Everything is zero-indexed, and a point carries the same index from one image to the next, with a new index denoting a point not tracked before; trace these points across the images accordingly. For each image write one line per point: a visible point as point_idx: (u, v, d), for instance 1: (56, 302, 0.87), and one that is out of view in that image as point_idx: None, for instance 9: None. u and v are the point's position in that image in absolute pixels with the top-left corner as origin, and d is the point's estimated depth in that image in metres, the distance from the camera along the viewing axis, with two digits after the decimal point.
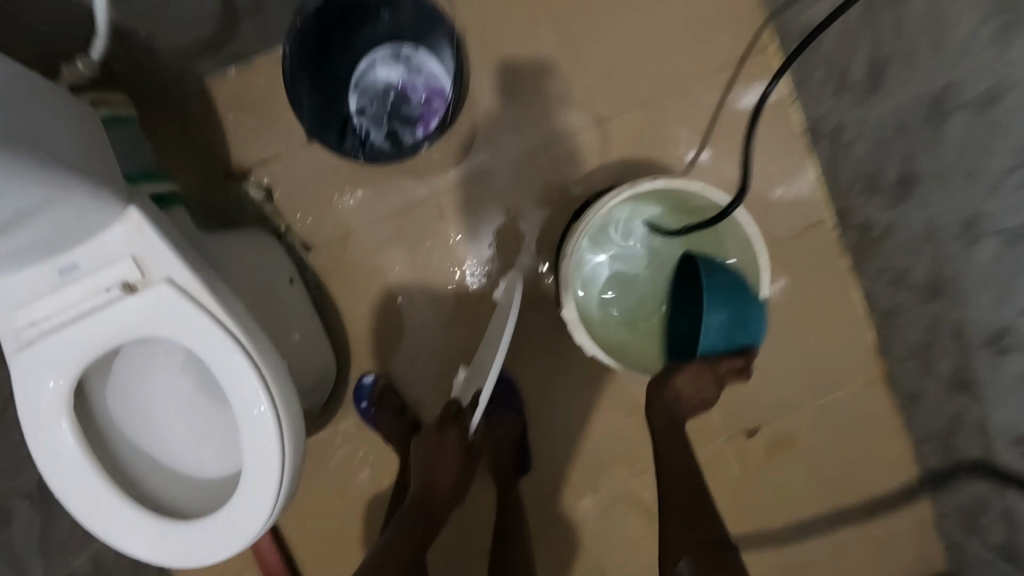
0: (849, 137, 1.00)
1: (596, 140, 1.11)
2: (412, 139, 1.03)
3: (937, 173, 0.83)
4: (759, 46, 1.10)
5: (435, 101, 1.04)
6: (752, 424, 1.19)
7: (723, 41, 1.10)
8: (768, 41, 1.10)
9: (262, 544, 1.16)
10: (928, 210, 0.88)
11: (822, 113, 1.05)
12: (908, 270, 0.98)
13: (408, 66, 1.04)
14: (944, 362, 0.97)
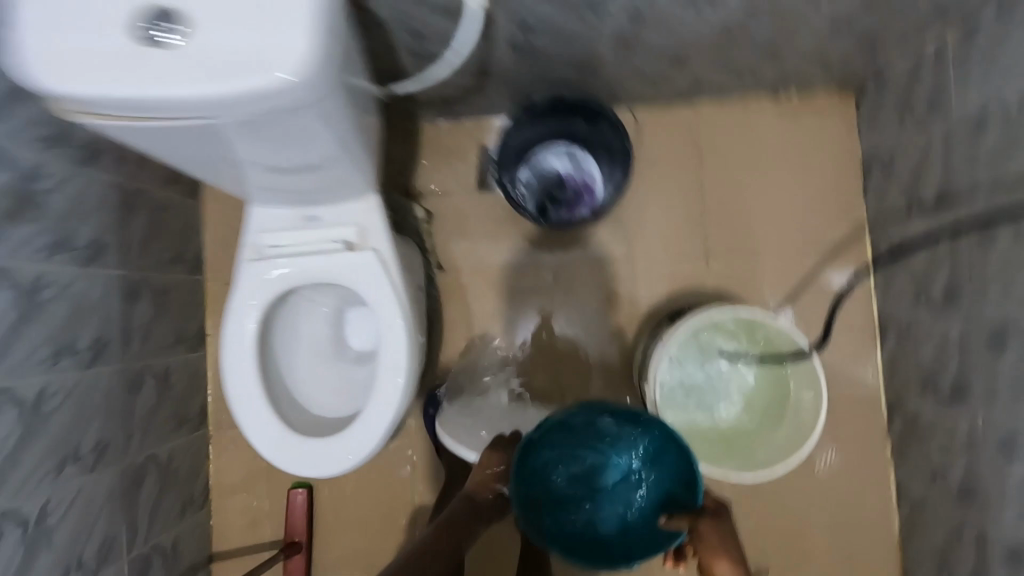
0: (915, 342, 1.17)
1: (701, 270, 1.33)
2: (557, 216, 1.27)
3: (986, 395, 0.98)
4: (857, 243, 1.30)
5: (585, 196, 1.29)
6: (761, 564, 1.25)
7: (827, 228, 1.31)
8: (865, 241, 1.30)
9: (300, 503, 1.30)
10: (972, 427, 1.01)
11: (895, 312, 1.22)
12: (945, 469, 1.08)
13: (577, 160, 1.30)
14: (959, 569, 1.04)
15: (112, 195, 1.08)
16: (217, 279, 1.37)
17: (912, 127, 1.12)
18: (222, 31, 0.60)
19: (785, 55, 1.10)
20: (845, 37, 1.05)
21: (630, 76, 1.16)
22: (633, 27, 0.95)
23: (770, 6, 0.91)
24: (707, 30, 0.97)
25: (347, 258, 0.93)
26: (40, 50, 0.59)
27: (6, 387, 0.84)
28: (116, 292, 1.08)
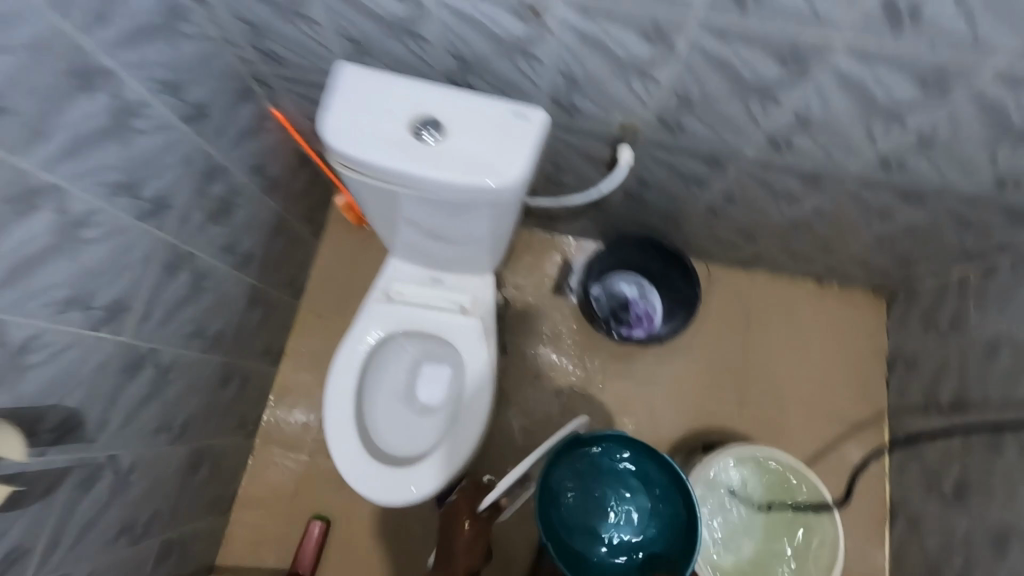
0: (926, 531, 1.25)
1: (734, 414, 1.46)
2: (618, 333, 1.44)
3: None
4: (877, 426, 1.44)
5: (645, 322, 1.47)
6: None
7: (851, 406, 1.46)
8: (884, 426, 1.44)
9: (314, 537, 1.34)
10: None
11: (906, 499, 1.32)
12: None
13: (644, 290, 1.49)
14: None
15: (271, 222, 1.30)
16: (309, 309, 1.54)
17: (935, 339, 1.32)
18: (467, 139, 0.80)
19: (836, 255, 1.33)
20: (886, 252, 1.28)
21: (705, 237, 1.40)
22: (725, 203, 1.19)
23: (832, 215, 1.15)
24: (781, 220, 1.21)
25: (456, 319, 1.11)
26: (333, 122, 0.80)
27: (156, 352, 0.98)
28: (245, 299, 1.25)
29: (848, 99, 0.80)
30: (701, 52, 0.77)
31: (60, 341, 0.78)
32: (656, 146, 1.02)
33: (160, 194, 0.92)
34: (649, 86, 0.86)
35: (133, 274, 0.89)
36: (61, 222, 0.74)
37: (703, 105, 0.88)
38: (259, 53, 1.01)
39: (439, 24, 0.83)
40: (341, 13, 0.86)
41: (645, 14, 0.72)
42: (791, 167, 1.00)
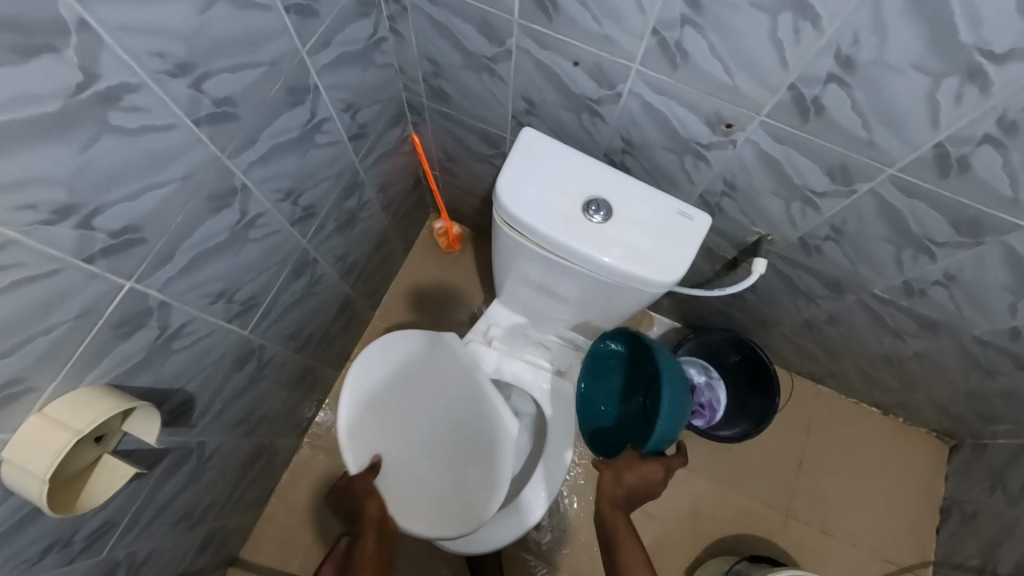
0: None
1: (778, 528, 1.44)
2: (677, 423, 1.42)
3: None
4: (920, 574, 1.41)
5: (707, 412, 1.44)
6: None
7: (898, 547, 1.43)
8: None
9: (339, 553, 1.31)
10: None
11: None
12: None
13: (712, 383, 1.44)
14: None
15: (378, 236, 1.32)
16: (381, 323, 1.55)
17: (1002, 503, 1.29)
18: (632, 230, 0.82)
19: (918, 394, 1.33)
20: (971, 405, 1.27)
21: (788, 346, 1.40)
22: (827, 323, 1.20)
23: (933, 361, 1.15)
24: (877, 351, 1.22)
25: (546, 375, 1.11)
26: (509, 182, 0.83)
27: (263, 347, 0.99)
28: (337, 306, 1.26)
29: (1008, 272, 0.81)
30: (876, 199, 0.79)
31: (201, 331, 0.79)
32: (785, 260, 1.03)
33: (312, 204, 0.94)
34: (809, 212, 0.88)
35: (270, 272, 0.91)
36: (237, 221, 0.77)
37: (854, 240, 0.90)
38: (427, 88, 1.05)
39: (626, 112, 0.86)
40: (530, 80, 0.89)
41: (840, 156, 0.74)
42: (916, 311, 1.01)
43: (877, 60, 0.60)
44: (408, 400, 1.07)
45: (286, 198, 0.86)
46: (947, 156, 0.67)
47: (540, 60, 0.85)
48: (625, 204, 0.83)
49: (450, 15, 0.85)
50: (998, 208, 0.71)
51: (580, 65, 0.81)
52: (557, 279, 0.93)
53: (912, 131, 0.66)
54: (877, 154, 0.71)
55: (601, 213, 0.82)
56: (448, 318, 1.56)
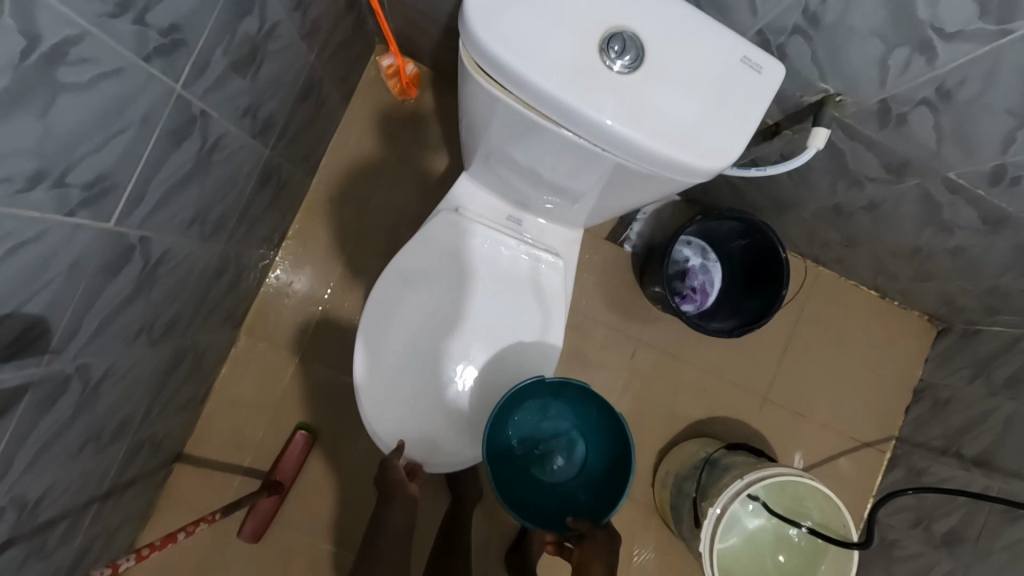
0: (898, 559, 1.31)
1: (754, 409, 1.42)
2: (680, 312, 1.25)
3: None
4: (881, 448, 1.45)
5: (698, 297, 1.30)
6: None
7: (866, 425, 1.45)
8: (887, 449, 1.45)
9: (296, 449, 1.19)
10: None
11: (884, 524, 1.38)
12: None
13: (706, 263, 1.31)
14: None
15: (301, 77, 0.97)
16: (323, 191, 1.26)
17: (982, 390, 1.27)
18: (672, 88, 0.55)
19: (932, 283, 1.20)
20: (986, 297, 1.16)
21: (801, 229, 1.22)
22: (862, 209, 1.00)
23: (974, 255, 0.99)
24: (909, 241, 1.04)
25: (531, 269, 0.91)
26: (484, 1, 0.52)
27: (146, 242, 0.73)
28: (256, 175, 0.96)
29: None
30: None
31: (17, 233, 0.52)
32: (844, 132, 0.79)
33: (176, 26, 0.61)
34: (915, 64, 0.61)
35: (125, 138, 0.61)
36: (21, 53, 0.45)
37: (960, 109, 0.65)
38: None
39: None
40: None
41: None
42: (989, 203, 0.81)
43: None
44: (400, 344, 0.88)
45: (121, 12, 0.53)
46: None
47: None
48: (663, 43, 0.55)
49: None
50: None
51: None
52: (549, 157, 0.66)
53: None
54: None
55: (628, 55, 0.53)
56: (405, 186, 1.27)
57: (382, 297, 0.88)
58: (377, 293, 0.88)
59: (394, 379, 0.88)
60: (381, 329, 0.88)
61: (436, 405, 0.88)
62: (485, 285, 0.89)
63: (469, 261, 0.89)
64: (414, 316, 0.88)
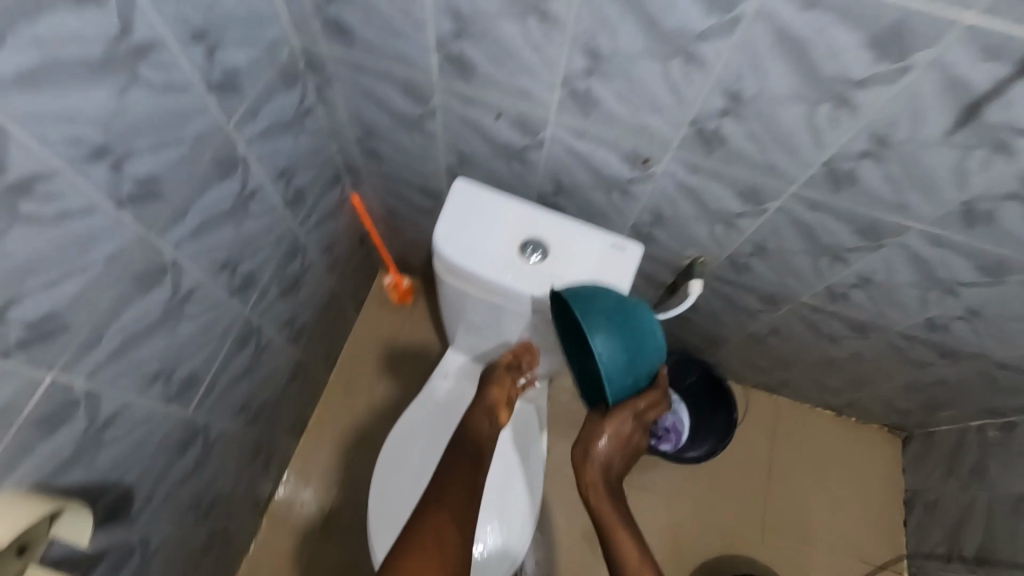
0: None
1: (757, 543, 1.46)
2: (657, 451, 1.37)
3: None
4: (895, 570, 1.44)
5: (672, 435, 1.42)
6: None
7: (872, 547, 1.46)
8: (902, 571, 1.44)
9: None
10: None
11: None
12: None
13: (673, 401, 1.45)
14: None
15: (325, 296, 1.30)
16: (339, 384, 1.51)
17: (955, 487, 1.35)
18: (571, 267, 0.86)
19: (864, 390, 1.39)
20: (912, 396, 1.34)
21: (738, 360, 1.46)
22: (769, 334, 1.25)
23: (869, 359, 1.21)
24: (819, 355, 1.27)
25: (510, 417, 1.10)
26: (446, 232, 0.86)
27: (208, 426, 0.95)
28: (288, 371, 1.22)
29: (912, 268, 0.88)
30: (785, 215, 0.85)
31: (135, 417, 0.75)
32: (719, 278, 1.09)
33: (251, 272, 0.93)
34: (731, 232, 0.94)
35: (210, 346, 0.88)
36: (168, 298, 0.74)
37: (777, 254, 0.96)
38: (362, 151, 1.09)
39: (551, 156, 0.91)
40: (459, 137, 0.95)
41: (748, 178, 0.80)
42: (843, 314, 1.07)
43: (760, 93, 0.67)
44: (407, 498, 1.03)
45: (222, 268, 0.85)
46: (835, 172, 0.74)
47: (465, 115, 0.89)
48: (561, 241, 0.87)
49: (376, 84, 0.89)
50: (886, 213, 0.78)
51: (502, 116, 0.86)
52: (504, 321, 0.94)
53: (800, 152, 0.73)
54: (778, 174, 0.78)
55: (540, 251, 0.85)
56: (407, 371, 1.53)
57: (391, 459, 1.06)
58: (387, 453, 1.07)
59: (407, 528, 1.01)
60: (393, 484, 1.04)
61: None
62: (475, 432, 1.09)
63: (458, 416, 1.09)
64: (418, 471, 1.05)
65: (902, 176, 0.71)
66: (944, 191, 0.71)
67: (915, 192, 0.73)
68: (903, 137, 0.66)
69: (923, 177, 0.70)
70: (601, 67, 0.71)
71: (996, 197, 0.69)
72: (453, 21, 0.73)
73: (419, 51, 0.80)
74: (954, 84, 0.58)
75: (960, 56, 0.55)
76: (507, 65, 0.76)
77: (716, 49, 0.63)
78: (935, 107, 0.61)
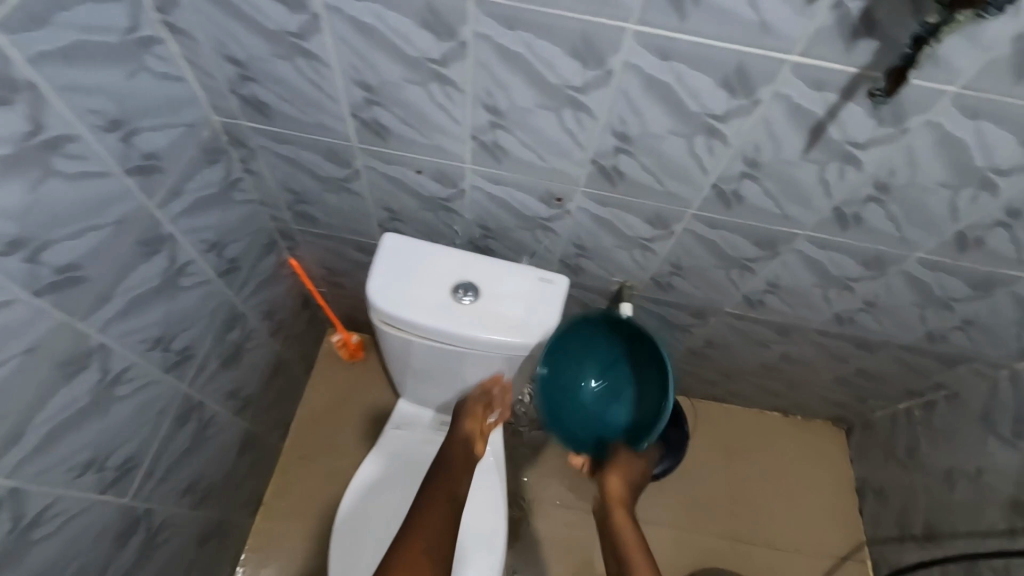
0: None
1: (729, 553, 1.48)
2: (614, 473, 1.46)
3: None
4: (859, 559, 1.49)
5: None
6: None
7: (835, 539, 1.51)
8: (866, 558, 1.49)
9: None
10: None
11: None
12: None
13: None
14: None
15: (271, 362, 1.29)
16: (293, 452, 1.47)
17: (897, 469, 1.44)
18: (505, 302, 0.90)
19: (802, 389, 1.48)
20: (843, 388, 1.43)
21: (685, 376, 1.52)
22: (705, 347, 1.32)
23: (797, 359, 1.30)
24: (754, 360, 1.35)
25: None
26: (380, 283, 0.89)
27: (150, 512, 0.91)
28: (237, 444, 1.19)
29: (809, 269, 0.97)
30: (691, 235, 0.94)
31: (66, 511, 0.72)
32: (648, 300, 1.16)
33: (187, 347, 0.93)
34: (648, 255, 1.01)
35: (147, 427, 0.86)
36: (97, 382, 0.73)
37: (694, 271, 1.04)
38: (295, 215, 1.11)
39: (474, 202, 0.97)
40: (386, 194, 0.99)
41: (652, 205, 0.88)
42: (763, 320, 1.15)
43: (643, 131, 0.75)
44: (370, 558, 1.00)
45: (156, 346, 0.84)
46: (722, 192, 0.83)
47: (389, 173, 0.95)
48: (491, 281, 0.91)
49: (300, 152, 0.94)
50: (774, 223, 0.87)
51: (422, 171, 0.92)
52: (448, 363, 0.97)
53: (689, 178, 0.81)
54: (676, 199, 0.86)
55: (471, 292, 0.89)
56: (364, 428, 1.51)
57: (351, 522, 1.03)
58: (347, 514, 1.05)
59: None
60: (356, 544, 1.02)
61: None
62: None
63: (414, 466, 1.09)
64: (377, 529, 1.03)
65: (777, 190, 0.81)
66: (815, 199, 0.81)
67: (792, 204, 0.82)
68: (770, 157, 0.75)
69: (795, 189, 0.80)
70: (502, 120, 0.78)
71: (857, 200, 0.80)
72: (364, 91, 0.79)
73: (337, 120, 0.85)
74: (797, 109, 0.68)
75: (795, 89, 0.65)
76: (420, 124, 0.82)
77: (598, 98, 0.72)
78: (788, 130, 0.71)
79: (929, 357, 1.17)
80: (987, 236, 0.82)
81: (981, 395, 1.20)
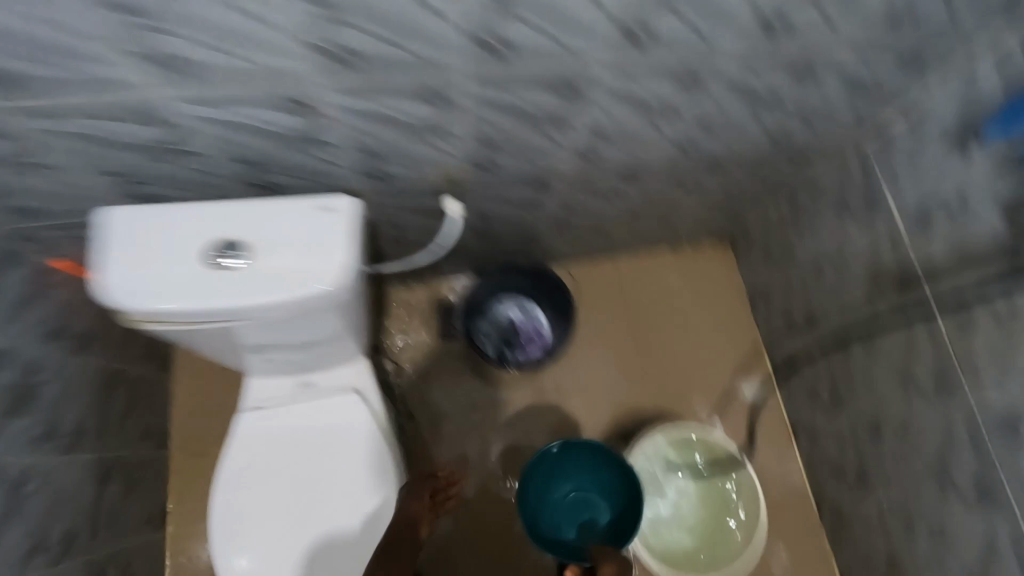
0: (821, 438, 1.40)
1: (644, 391, 1.54)
2: (516, 360, 1.46)
3: (883, 480, 1.19)
4: (758, 359, 1.59)
5: (537, 339, 1.48)
6: None
7: (734, 348, 1.60)
8: (764, 357, 1.59)
9: None
10: (879, 508, 1.21)
11: (799, 418, 1.48)
12: (872, 554, 1.26)
13: (527, 306, 1.48)
14: None
15: (96, 379, 1.12)
16: (182, 452, 1.36)
17: (775, 271, 1.48)
18: (278, 253, 0.74)
19: (675, 222, 1.44)
20: (713, 211, 1.41)
21: (563, 246, 1.45)
22: (565, 214, 1.23)
23: (658, 198, 1.24)
24: (619, 212, 1.28)
25: (333, 412, 1.04)
26: (116, 281, 0.72)
27: None
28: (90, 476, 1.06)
29: (624, 105, 0.85)
30: (480, 102, 0.78)
31: None
32: (479, 186, 1.02)
33: None
34: (448, 139, 0.86)
35: None
36: None
37: (508, 142, 0.90)
38: (10, 212, 0.87)
39: (208, 135, 0.76)
40: (94, 156, 0.77)
41: (413, 80, 0.71)
42: (607, 171, 1.05)
43: None
44: (265, 541, 0.99)
45: None
46: (482, 40, 0.66)
47: (75, 131, 0.71)
48: (253, 234, 0.74)
49: None
50: (561, 64, 0.72)
51: (112, 115, 0.70)
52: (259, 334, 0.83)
53: (432, 32, 0.64)
54: (434, 64, 0.69)
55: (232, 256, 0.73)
56: None
57: (231, 516, 0.99)
58: (224, 508, 1.00)
59: (278, 564, 0.98)
60: (244, 533, 0.99)
61: (325, 562, 0.99)
62: (308, 443, 1.02)
63: (277, 440, 1.02)
64: (261, 513, 1.00)
65: (542, 19, 0.64)
66: (589, 20, 0.65)
67: (568, 32, 0.67)
68: None
69: (561, 13, 0.64)
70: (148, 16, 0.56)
71: (636, 7, 0.65)
72: None
73: None
74: None
75: None
76: (48, 52, 0.59)
77: None
78: None
79: (777, 159, 1.13)
80: (788, 12, 0.70)
81: (832, 181, 1.19)
